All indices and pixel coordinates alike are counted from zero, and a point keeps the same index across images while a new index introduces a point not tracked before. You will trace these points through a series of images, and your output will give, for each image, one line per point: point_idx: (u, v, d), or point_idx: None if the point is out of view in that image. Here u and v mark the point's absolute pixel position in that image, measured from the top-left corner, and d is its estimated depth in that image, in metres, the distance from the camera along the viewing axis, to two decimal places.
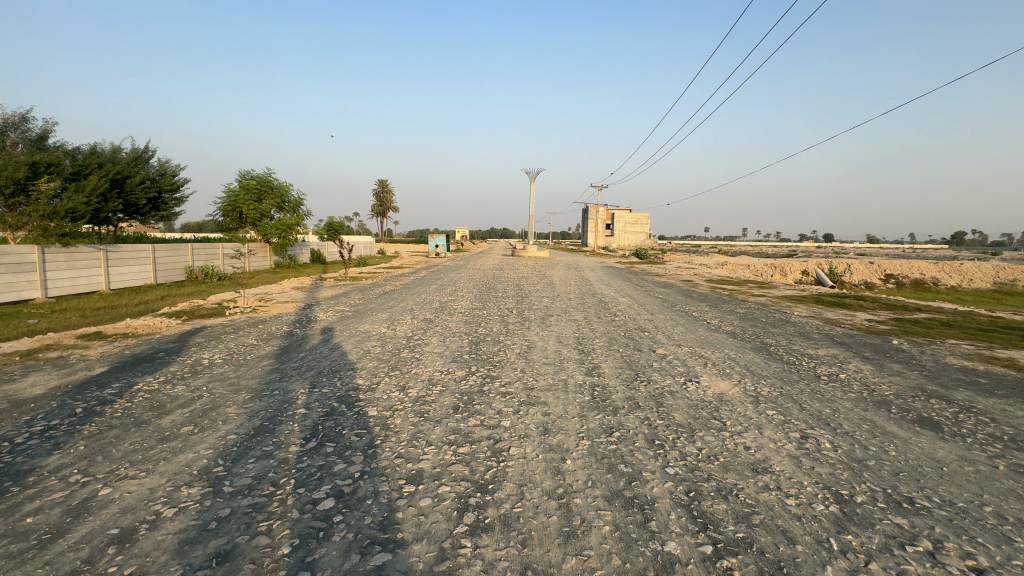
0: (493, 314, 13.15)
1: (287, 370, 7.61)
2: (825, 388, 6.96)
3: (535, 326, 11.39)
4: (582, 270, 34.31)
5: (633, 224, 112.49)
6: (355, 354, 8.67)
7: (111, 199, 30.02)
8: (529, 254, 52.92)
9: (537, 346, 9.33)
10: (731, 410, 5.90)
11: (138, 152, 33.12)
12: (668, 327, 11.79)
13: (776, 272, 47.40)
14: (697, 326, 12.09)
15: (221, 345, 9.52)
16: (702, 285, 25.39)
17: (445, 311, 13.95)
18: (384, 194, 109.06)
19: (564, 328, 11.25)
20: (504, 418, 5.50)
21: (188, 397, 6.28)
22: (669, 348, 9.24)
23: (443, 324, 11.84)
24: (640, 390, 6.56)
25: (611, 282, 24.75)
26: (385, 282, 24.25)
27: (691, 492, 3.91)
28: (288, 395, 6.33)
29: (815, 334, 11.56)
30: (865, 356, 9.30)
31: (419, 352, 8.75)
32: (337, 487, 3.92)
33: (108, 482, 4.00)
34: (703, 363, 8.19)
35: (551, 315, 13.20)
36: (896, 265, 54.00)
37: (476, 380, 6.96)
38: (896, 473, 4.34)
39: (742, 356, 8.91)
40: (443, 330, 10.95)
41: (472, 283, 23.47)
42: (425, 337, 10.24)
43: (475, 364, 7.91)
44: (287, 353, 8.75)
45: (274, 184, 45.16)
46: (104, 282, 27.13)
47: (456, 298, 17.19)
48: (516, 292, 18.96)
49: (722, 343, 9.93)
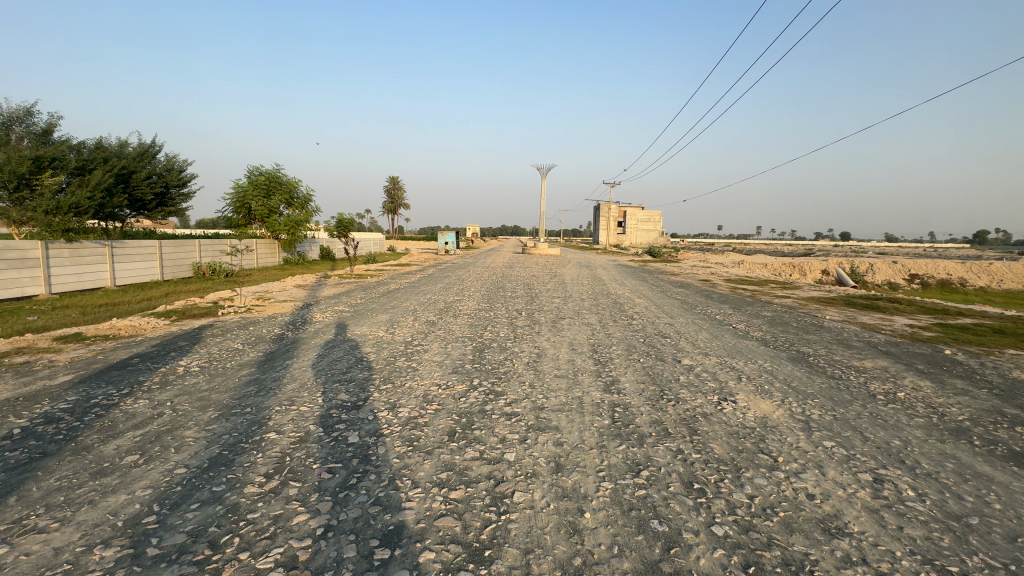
0: (501, 317, 12.22)
1: (268, 381, 6.79)
2: (886, 411, 5.93)
3: (546, 331, 10.45)
4: (594, 268, 33.34)
5: (645, 222, 110.79)
6: (346, 362, 7.82)
7: (116, 194, 29.66)
8: (540, 251, 51.96)
9: (547, 354, 8.40)
10: (779, 440, 4.92)
11: (144, 147, 32.78)
12: (691, 332, 10.78)
13: (795, 272, 45.88)
14: (724, 331, 11.05)
15: (203, 351, 8.73)
16: (721, 285, 24.23)
17: (450, 313, 13.08)
18: (394, 192, 108.86)
19: (577, 333, 10.31)
20: (508, 450, 4.59)
21: (147, 415, 5.47)
22: (696, 359, 8.25)
23: (447, 327, 10.96)
24: (668, 413, 5.60)
25: (626, 282, 23.66)
26: (391, 280, 23.49)
27: (750, 568, 2.97)
28: (260, 414, 5.49)
29: (856, 342, 10.45)
30: (920, 369, 8.20)
31: (417, 361, 7.88)
32: (290, 552, 3.06)
33: (6, 539, 3.18)
34: (736, 377, 7.21)
35: (563, 318, 12.24)
36: (921, 265, 52.10)
37: (478, 396, 6.07)
38: (1013, 539, 3.34)
39: (780, 368, 7.89)
40: (447, 335, 10.07)
41: (481, 282, 22.58)
42: (425, 342, 9.35)
43: (478, 376, 7.00)
44: (271, 360, 7.93)
45: (282, 179, 44.76)
46: (109, 279, 26.76)
47: (463, 298, 16.29)
48: (525, 292, 18.02)
49: (754, 353, 8.92)
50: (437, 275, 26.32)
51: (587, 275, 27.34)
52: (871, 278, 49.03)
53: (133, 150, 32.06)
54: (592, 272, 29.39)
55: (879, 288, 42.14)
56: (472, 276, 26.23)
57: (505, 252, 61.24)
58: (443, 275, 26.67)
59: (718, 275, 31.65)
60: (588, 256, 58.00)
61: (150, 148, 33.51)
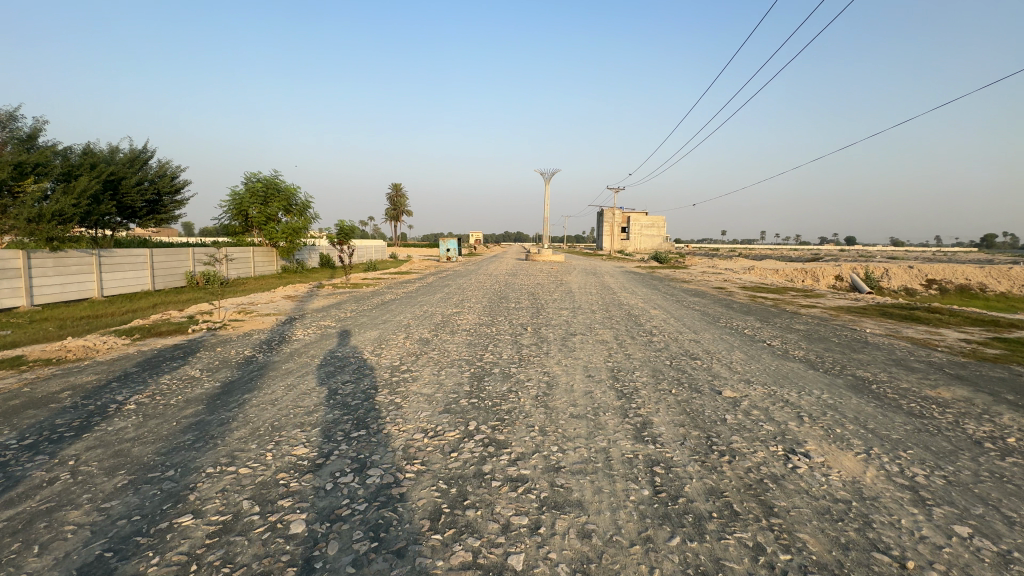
0: (505, 334, 10.80)
1: (215, 424, 5.43)
2: (1010, 469, 4.51)
3: (557, 352, 9.03)
4: (601, 275, 32.16)
5: (649, 228, 109.27)
6: (316, 396, 6.44)
7: (104, 201, 28.53)
8: (544, 257, 50.59)
9: (560, 384, 6.97)
10: (894, 527, 3.50)
11: (135, 153, 31.74)
12: (724, 353, 9.33)
13: (807, 278, 44.38)
14: (761, 351, 9.60)
15: (151, 380, 7.36)
16: (739, 293, 22.81)
17: (448, 328, 11.75)
18: (398, 200, 108.30)
19: (593, 354, 8.88)
20: (513, 549, 3.19)
21: (34, 483, 4.12)
22: (740, 391, 6.82)
23: (442, 348, 9.54)
24: (727, 477, 4.19)
25: (637, 290, 22.22)
26: (388, 290, 22.17)
27: None
28: (184, 480, 4.11)
29: (917, 363, 8.96)
30: (1012, 400, 6.76)
31: (402, 395, 6.49)
32: None
33: None
34: (796, 417, 5.77)
35: (574, 335, 10.81)
36: (938, 269, 50.33)
37: (474, 451, 4.67)
38: None
39: (843, 402, 6.48)
40: (443, 358, 8.66)
41: (483, 291, 21.18)
42: (414, 367, 7.98)
43: (475, 418, 5.58)
44: (227, 393, 6.55)
45: (280, 186, 43.78)
46: (95, 289, 25.61)
47: (462, 311, 14.87)
48: (531, 303, 16.58)
49: (806, 381, 7.47)
50: (436, 284, 24.90)
51: (595, 283, 25.91)
52: (887, 284, 47.37)
53: (122, 156, 30.92)
54: (600, 281, 27.90)
55: (897, 294, 40.46)
56: (473, 284, 24.92)
57: (508, 260, 60.08)
58: (442, 284, 25.28)
59: (732, 282, 30.07)
60: (594, 262, 56.49)
61: (141, 154, 32.41)
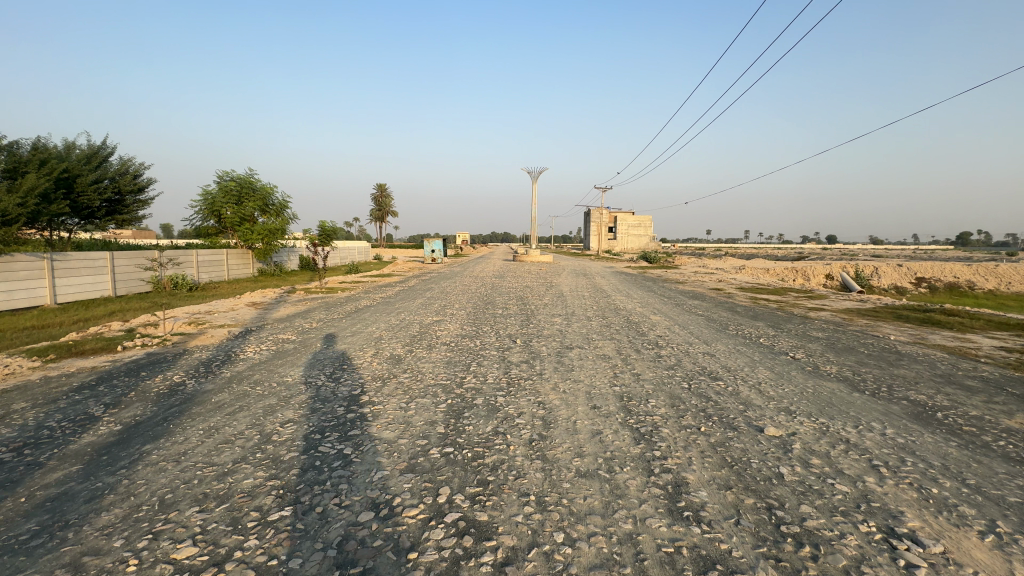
0: (490, 350, 9.27)
1: (79, 501, 3.84)
2: None
3: (552, 373, 7.56)
4: (592, 277, 30.92)
5: (636, 227, 108.53)
6: (240, 447, 4.88)
7: (57, 200, 26.33)
8: (532, 258, 49.32)
9: (559, 421, 5.51)
10: None
11: (92, 149, 29.54)
12: (748, 370, 7.94)
13: (799, 277, 43.78)
14: (789, 367, 8.24)
15: (37, 421, 5.74)
16: (738, 294, 21.68)
17: (425, 341, 10.26)
18: (382, 200, 106.10)
19: (595, 376, 7.41)
20: None
21: None
22: (784, 426, 5.44)
23: (415, 369, 7.98)
24: None
25: (632, 293, 20.86)
26: (365, 294, 20.55)
27: None
28: None
29: (970, 380, 7.68)
30: None
31: (354, 441, 4.96)
32: None
33: None
34: (872, 471, 4.40)
35: (571, 349, 9.32)
36: (925, 267, 50.04)
37: (442, 549, 3.18)
38: None
39: (917, 441, 5.12)
40: (415, 383, 7.13)
41: (467, 295, 19.65)
42: (378, 397, 6.47)
43: (450, 482, 4.10)
44: (121, 444, 4.94)
45: (256, 185, 41.79)
46: (47, 296, 23.52)
47: (443, 319, 13.35)
48: (520, 309, 15.09)
49: (858, 410, 6.12)
50: (417, 288, 23.24)
51: (587, 286, 24.49)
52: (877, 282, 46.89)
53: (79, 152, 28.71)
54: (591, 282, 26.56)
55: (889, 293, 39.81)
56: (458, 287, 23.40)
57: (495, 260, 58.67)
58: (424, 287, 23.68)
59: (726, 282, 29.02)
60: (584, 263, 55.16)
61: (100, 151, 30.18)
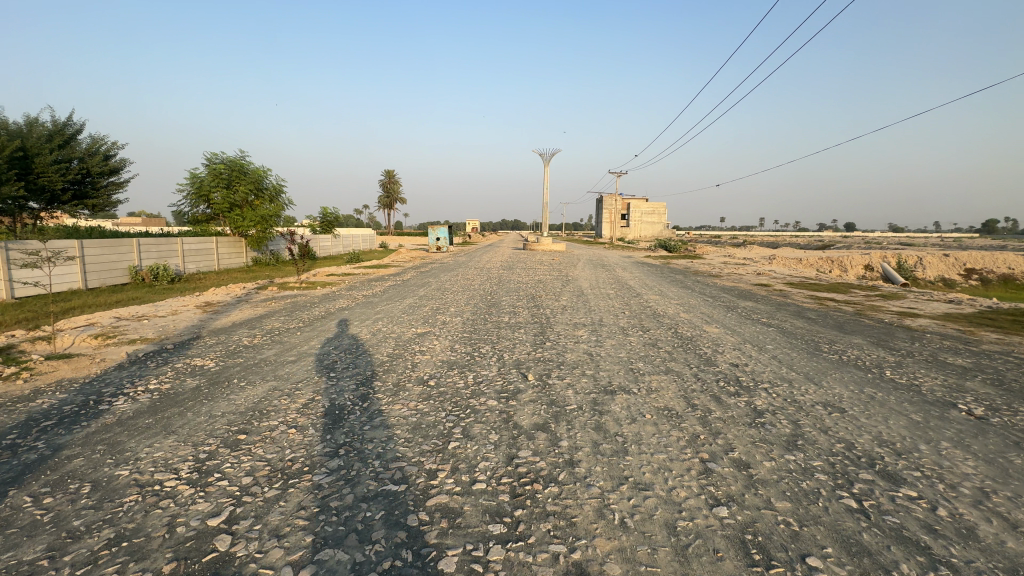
0: (486, 397, 5.96)
1: None
2: None
3: (593, 465, 4.22)
4: (611, 268, 27.69)
5: (649, 214, 103.80)
6: None
7: (11, 180, 23.34)
8: (543, 246, 45.91)
9: None
10: None
11: (57, 127, 26.72)
12: (934, 455, 4.52)
13: (835, 268, 39.86)
14: (996, 446, 4.77)
15: None
16: (794, 293, 18.07)
17: (390, 376, 6.94)
18: (390, 186, 103.03)
19: (672, 476, 4.05)
20: None
21: None
22: None
23: (357, 442, 4.70)
24: None
25: (666, 291, 17.32)
26: (348, 292, 17.29)
27: None
28: None
29: None
30: None
31: None
32: None
33: None
34: None
35: (612, 397, 5.96)
36: (975, 257, 45.40)
37: None
38: None
39: None
40: (340, 487, 3.85)
41: (467, 294, 16.32)
42: (251, 542, 3.18)
43: None
44: None
45: (246, 167, 38.70)
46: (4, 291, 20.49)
47: (429, 332, 10.04)
48: (532, 316, 11.76)
49: None
50: (410, 283, 19.89)
51: (609, 280, 21.09)
52: (921, 273, 42.59)
53: (41, 129, 25.82)
54: (613, 276, 23.08)
55: (940, 286, 35.58)
56: (461, 283, 20.14)
57: (503, 248, 55.05)
58: (419, 282, 20.34)
59: (766, 276, 25.39)
60: (599, 253, 51.48)
61: (66, 128, 27.33)
